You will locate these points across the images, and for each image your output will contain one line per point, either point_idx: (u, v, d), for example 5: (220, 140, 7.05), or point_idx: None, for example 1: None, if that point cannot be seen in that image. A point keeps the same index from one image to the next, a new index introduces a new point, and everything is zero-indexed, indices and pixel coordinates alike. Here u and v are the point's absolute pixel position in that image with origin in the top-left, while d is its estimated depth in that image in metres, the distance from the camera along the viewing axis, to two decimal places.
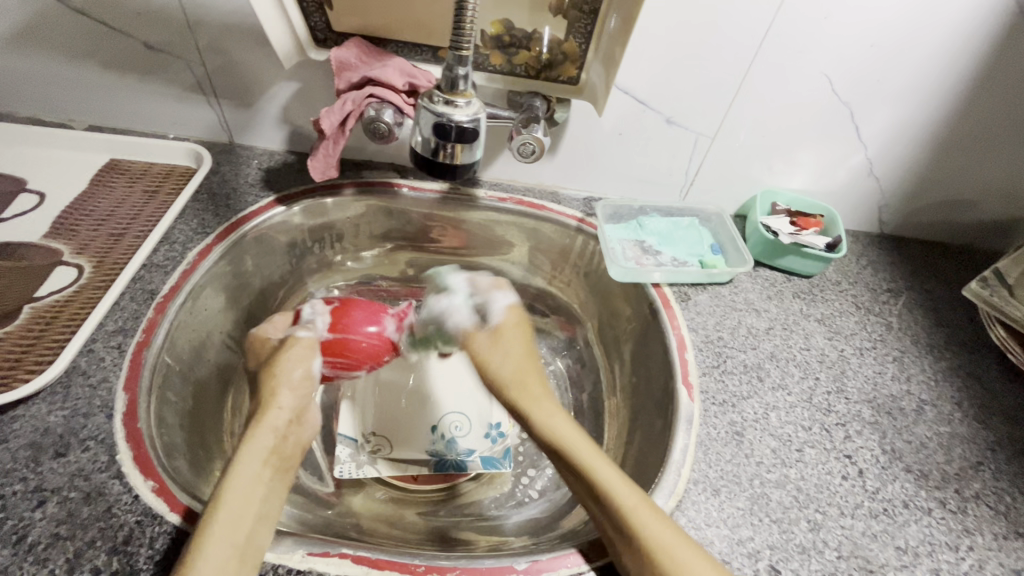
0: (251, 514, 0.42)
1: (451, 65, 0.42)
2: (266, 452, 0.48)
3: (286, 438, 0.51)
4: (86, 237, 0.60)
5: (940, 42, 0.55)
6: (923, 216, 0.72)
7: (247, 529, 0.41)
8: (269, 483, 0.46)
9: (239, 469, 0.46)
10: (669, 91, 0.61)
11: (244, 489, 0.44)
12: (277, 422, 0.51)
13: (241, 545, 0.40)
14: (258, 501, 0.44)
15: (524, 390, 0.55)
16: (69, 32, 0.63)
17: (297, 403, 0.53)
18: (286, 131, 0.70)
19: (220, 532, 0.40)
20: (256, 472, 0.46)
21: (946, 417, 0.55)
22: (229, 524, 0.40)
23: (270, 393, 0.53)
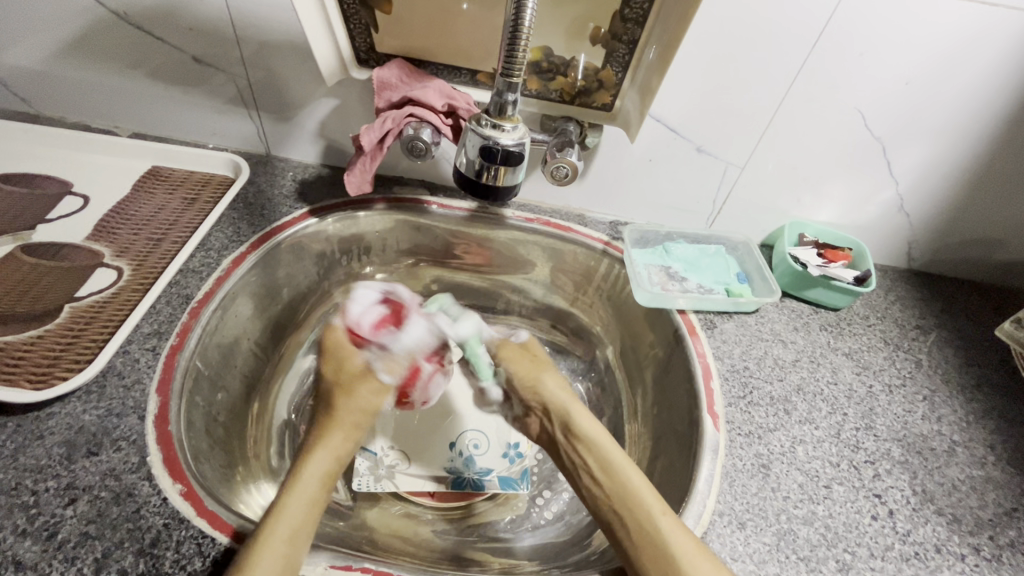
0: (302, 526, 0.42)
1: (501, 91, 0.43)
2: (324, 472, 0.47)
3: (343, 456, 0.50)
4: (126, 241, 0.61)
5: (974, 83, 0.56)
6: (952, 254, 0.72)
7: (297, 542, 0.41)
8: (321, 496, 0.46)
9: (303, 481, 0.46)
10: (701, 120, 0.61)
11: (302, 499, 0.44)
12: (337, 439, 0.50)
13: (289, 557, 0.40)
14: (312, 514, 0.44)
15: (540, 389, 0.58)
16: (125, 45, 0.66)
17: (360, 417, 0.53)
18: (321, 145, 0.72)
19: (274, 547, 0.39)
20: (312, 487, 0.46)
21: (979, 460, 0.54)
22: (282, 536, 0.40)
23: (337, 403, 0.53)
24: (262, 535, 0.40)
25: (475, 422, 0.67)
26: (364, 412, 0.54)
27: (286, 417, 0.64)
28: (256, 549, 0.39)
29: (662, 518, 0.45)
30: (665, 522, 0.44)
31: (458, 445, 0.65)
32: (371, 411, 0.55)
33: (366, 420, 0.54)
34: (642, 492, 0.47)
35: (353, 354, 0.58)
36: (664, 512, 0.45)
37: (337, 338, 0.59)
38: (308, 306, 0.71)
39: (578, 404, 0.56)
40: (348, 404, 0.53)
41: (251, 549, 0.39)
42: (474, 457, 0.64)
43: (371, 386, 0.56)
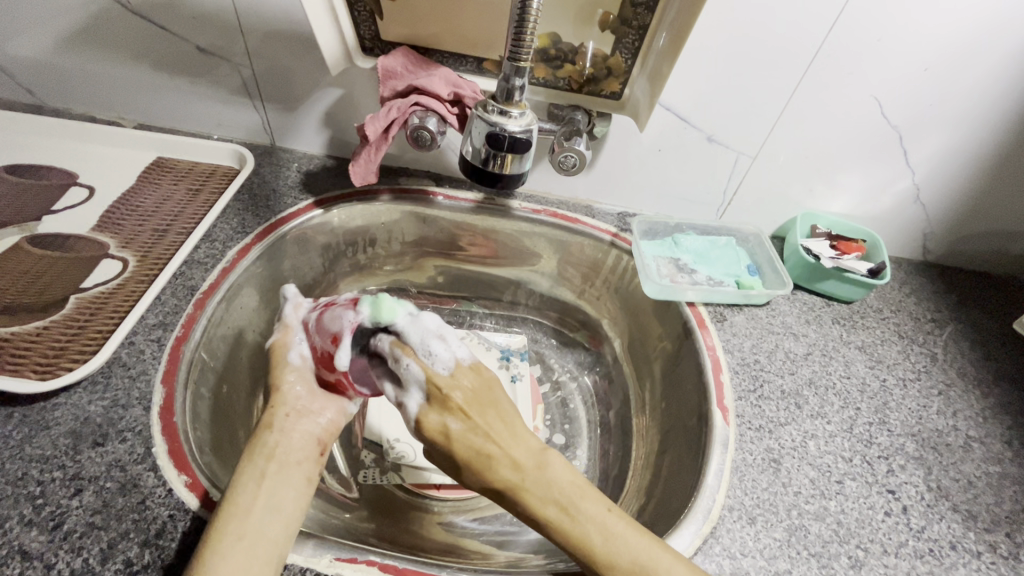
0: (259, 510, 0.40)
1: (509, 76, 0.42)
2: (275, 447, 0.44)
3: (289, 437, 0.45)
4: (132, 232, 0.61)
5: (996, 69, 0.54)
6: (968, 246, 0.70)
7: (252, 525, 0.39)
8: (277, 476, 0.43)
9: (250, 462, 0.43)
10: (712, 108, 0.60)
11: (253, 483, 0.41)
12: (277, 422, 0.46)
13: (247, 541, 0.38)
14: (268, 498, 0.41)
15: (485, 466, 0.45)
16: (128, 34, 0.65)
17: (306, 392, 0.49)
18: (326, 136, 0.71)
19: (230, 539, 0.38)
20: (261, 470, 0.42)
21: (996, 456, 0.53)
22: (237, 524, 0.39)
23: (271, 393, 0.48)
24: (217, 529, 0.38)
25: None
26: (305, 400, 0.49)
27: None
28: (208, 546, 0.38)
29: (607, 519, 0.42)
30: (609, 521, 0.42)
31: None
32: (312, 398, 0.49)
33: (309, 402, 0.49)
34: (574, 496, 0.44)
35: (283, 349, 0.51)
36: (599, 504, 0.43)
37: (276, 342, 0.52)
38: (313, 298, 0.70)
39: (532, 475, 0.45)
40: (282, 392, 0.48)
41: (208, 543, 0.38)
42: None
43: (301, 376, 0.50)
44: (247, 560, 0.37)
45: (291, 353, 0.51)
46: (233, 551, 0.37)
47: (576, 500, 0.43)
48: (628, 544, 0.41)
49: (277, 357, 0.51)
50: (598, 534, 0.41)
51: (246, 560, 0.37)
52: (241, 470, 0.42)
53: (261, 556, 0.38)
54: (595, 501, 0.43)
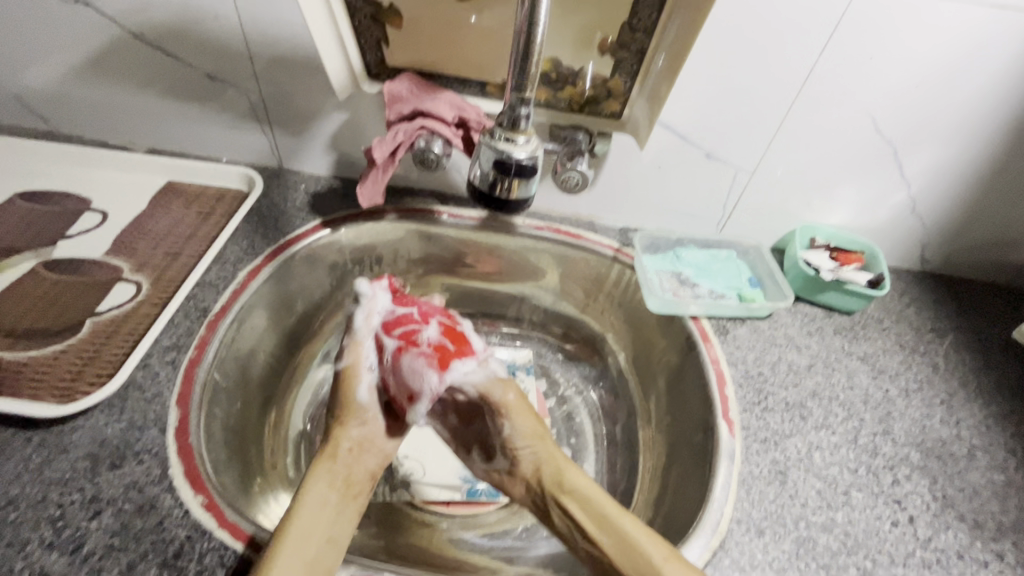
0: (319, 536, 0.43)
1: (514, 105, 0.43)
2: (336, 479, 0.49)
3: (350, 470, 0.50)
4: (145, 255, 0.62)
5: (984, 85, 0.56)
6: (966, 256, 0.71)
7: (316, 548, 0.42)
8: (338, 506, 0.47)
9: (315, 489, 0.47)
10: (710, 126, 0.62)
11: (317, 510, 0.45)
12: (341, 454, 0.51)
13: (309, 563, 0.41)
14: (327, 526, 0.45)
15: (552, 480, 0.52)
16: (141, 63, 0.67)
17: (363, 429, 0.53)
18: (333, 157, 0.73)
19: (292, 558, 0.41)
20: (322, 497, 0.47)
21: (1000, 465, 0.53)
22: (300, 545, 0.42)
23: (338, 423, 0.53)
24: (280, 545, 0.41)
25: None
26: (367, 434, 0.54)
27: (301, 428, 0.65)
28: (271, 556, 0.40)
29: (638, 532, 0.45)
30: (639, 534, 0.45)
31: None
32: (369, 434, 0.54)
33: (370, 436, 0.54)
34: (607, 506, 0.48)
35: (355, 378, 0.55)
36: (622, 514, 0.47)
37: (348, 365, 0.56)
38: (321, 317, 0.71)
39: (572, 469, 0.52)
40: (348, 424, 0.53)
41: (270, 555, 0.40)
42: None
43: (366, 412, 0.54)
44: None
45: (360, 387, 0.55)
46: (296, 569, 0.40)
47: (604, 502, 0.48)
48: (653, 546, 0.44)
49: (349, 385, 0.55)
50: (624, 539, 0.45)
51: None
52: (304, 494, 0.46)
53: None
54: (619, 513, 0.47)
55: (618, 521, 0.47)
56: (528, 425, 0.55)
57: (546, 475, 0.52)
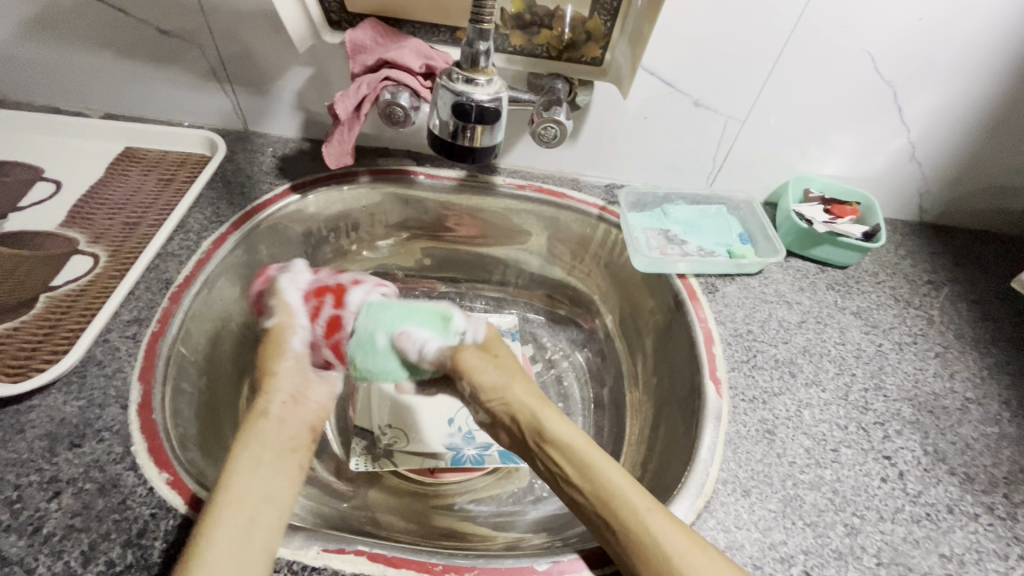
0: (254, 499, 0.40)
1: (473, 40, 0.40)
2: (265, 435, 0.44)
3: (284, 424, 0.46)
4: (102, 226, 0.59)
5: (993, 17, 0.51)
6: (965, 205, 0.68)
7: (250, 515, 0.39)
8: (273, 464, 0.43)
9: (243, 452, 0.42)
10: (697, 71, 0.58)
11: (247, 475, 0.41)
12: (273, 409, 0.46)
13: (245, 531, 0.38)
14: (264, 486, 0.41)
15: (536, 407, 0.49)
16: (85, 19, 0.62)
17: (294, 384, 0.48)
18: (300, 118, 0.69)
19: (226, 527, 0.38)
20: (256, 458, 0.42)
21: (993, 417, 0.52)
22: (232, 514, 0.38)
23: (264, 377, 0.48)
24: (214, 516, 0.38)
25: None
26: (300, 384, 0.48)
27: None
28: (205, 532, 0.37)
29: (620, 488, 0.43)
30: (621, 483, 0.43)
31: (457, 420, 0.65)
32: (305, 383, 0.49)
33: (302, 388, 0.48)
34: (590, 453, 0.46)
35: (287, 330, 0.52)
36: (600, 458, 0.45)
37: (278, 323, 0.52)
38: None
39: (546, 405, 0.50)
40: (277, 377, 0.48)
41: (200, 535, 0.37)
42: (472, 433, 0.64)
43: (298, 362, 0.50)
44: (243, 552, 0.37)
45: (292, 338, 0.52)
46: (227, 545, 0.37)
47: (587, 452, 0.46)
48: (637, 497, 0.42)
49: (277, 339, 0.51)
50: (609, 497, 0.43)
51: (242, 551, 0.37)
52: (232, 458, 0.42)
53: (258, 545, 0.38)
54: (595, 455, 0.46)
55: (605, 471, 0.44)
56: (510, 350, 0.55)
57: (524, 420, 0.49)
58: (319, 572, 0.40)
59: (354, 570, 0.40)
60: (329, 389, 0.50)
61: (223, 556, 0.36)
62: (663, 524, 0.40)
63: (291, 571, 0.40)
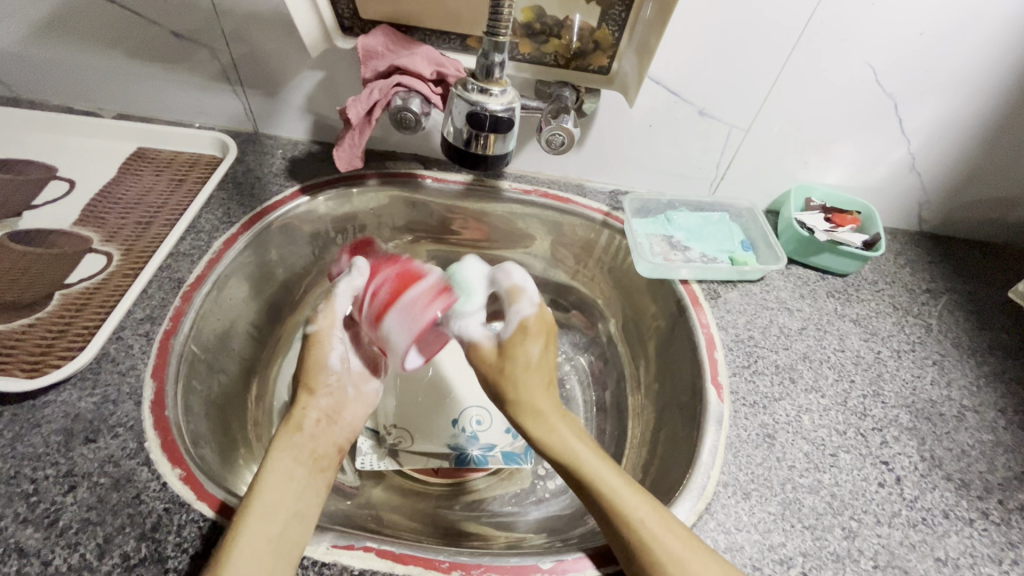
0: (286, 509, 0.41)
1: (488, 52, 0.41)
2: (299, 450, 0.46)
3: (316, 442, 0.47)
4: (115, 225, 0.60)
5: (992, 32, 0.52)
6: (965, 215, 0.69)
7: (280, 523, 0.40)
8: (303, 479, 0.44)
9: (278, 462, 0.44)
10: (703, 80, 0.59)
11: (280, 483, 0.42)
12: (308, 425, 0.48)
13: (274, 536, 0.39)
14: (295, 497, 0.42)
15: (525, 406, 0.49)
16: (101, 22, 0.63)
17: (329, 403, 0.51)
18: (310, 121, 0.70)
19: (259, 530, 0.39)
20: (289, 471, 0.44)
21: (989, 425, 0.53)
22: (264, 520, 0.39)
23: (304, 392, 0.50)
24: (245, 521, 0.39)
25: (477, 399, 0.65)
26: (336, 402, 0.51)
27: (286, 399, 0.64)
28: (236, 532, 0.38)
29: (621, 486, 0.43)
30: (617, 483, 0.43)
31: (461, 421, 0.64)
32: (339, 403, 0.52)
33: (338, 407, 0.51)
34: (584, 452, 0.46)
35: (325, 343, 0.53)
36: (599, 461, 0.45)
37: (319, 330, 0.53)
38: (303, 286, 0.69)
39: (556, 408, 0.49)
40: (315, 394, 0.50)
41: (229, 537, 0.38)
42: (477, 434, 0.63)
43: (338, 379, 0.52)
44: (270, 560, 0.38)
45: (330, 355, 0.53)
46: (256, 547, 0.38)
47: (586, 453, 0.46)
48: (633, 497, 0.42)
49: (316, 355, 0.52)
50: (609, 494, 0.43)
51: (271, 559, 0.38)
52: (268, 467, 0.44)
53: (285, 553, 0.39)
54: (593, 459, 0.46)
55: (601, 472, 0.44)
56: (541, 351, 0.51)
57: (527, 407, 0.48)
58: (328, 568, 0.41)
59: (363, 566, 0.41)
60: (363, 406, 0.54)
61: (253, 561, 0.37)
62: (663, 527, 0.40)
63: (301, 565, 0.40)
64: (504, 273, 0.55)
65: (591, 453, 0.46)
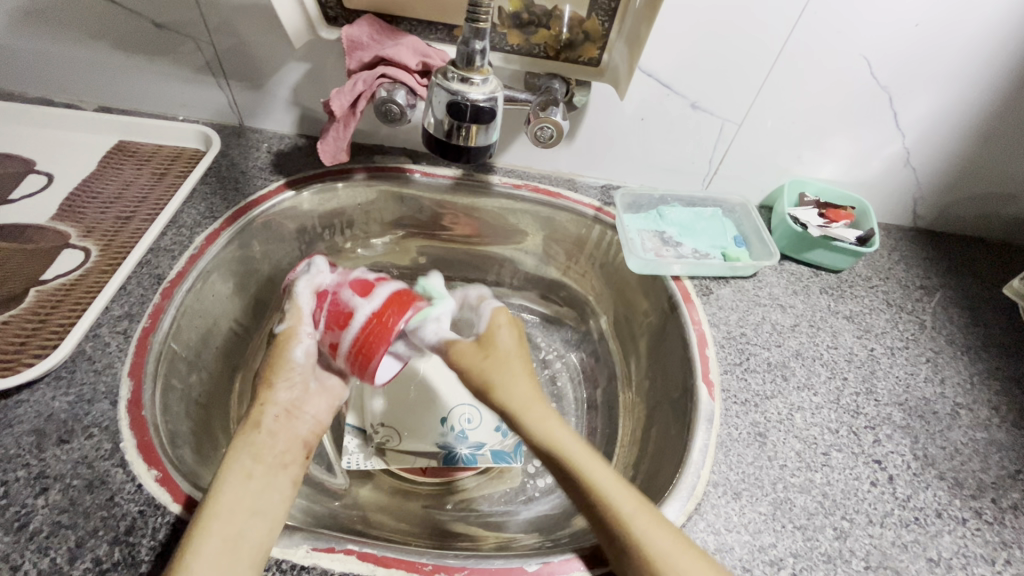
0: (244, 511, 0.40)
1: (468, 39, 0.40)
2: (258, 447, 0.45)
3: (276, 438, 0.46)
4: (94, 220, 0.59)
5: (989, 24, 0.51)
6: (960, 211, 0.69)
7: (240, 525, 0.39)
8: (262, 477, 0.43)
9: (234, 462, 0.43)
10: (695, 74, 0.58)
11: (237, 484, 0.41)
12: (266, 421, 0.47)
13: (233, 540, 0.38)
14: (254, 498, 0.41)
15: (511, 397, 0.47)
16: (78, 11, 0.61)
17: (291, 397, 0.49)
18: (296, 114, 0.68)
19: (215, 537, 0.38)
20: (247, 470, 0.43)
21: (983, 423, 0.52)
22: (221, 523, 0.38)
23: (265, 387, 0.49)
24: (200, 527, 0.38)
25: (466, 396, 0.63)
26: (297, 398, 0.50)
27: None
28: (191, 540, 0.37)
29: (617, 490, 0.41)
30: (613, 487, 0.42)
31: (450, 419, 0.62)
32: (300, 398, 0.50)
33: (299, 401, 0.50)
34: (576, 451, 0.44)
35: (293, 338, 0.52)
36: (591, 458, 0.44)
37: (288, 328, 0.52)
38: (289, 282, 0.68)
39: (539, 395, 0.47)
40: (275, 389, 0.49)
41: (185, 546, 0.37)
42: (465, 433, 0.62)
43: (302, 373, 0.51)
44: (230, 564, 0.37)
45: (296, 349, 0.52)
46: (213, 554, 0.37)
47: (580, 456, 0.44)
48: (627, 500, 0.41)
49: (283, 349, 0.51)
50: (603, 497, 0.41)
51: (229, 562, 0.37)
52: (224, 468, 0.42)
53: (246, 556, 0.38)
54: (588, 456, 0.44)
55: (595, 475, 0.42)
56: (514, 338, 0.51)
57: (513, 395, 0.47)
58: (308, 572, 0.40)
59: (343, 569, 0.40)
60: (327, 402, 0.52)
61: (211, 565, 0.36)
62: (657, 528, 0.40)
63: (280, 569, 0.39)
64: (473, 290, 0.58)
65: (583, 451, 0.44)
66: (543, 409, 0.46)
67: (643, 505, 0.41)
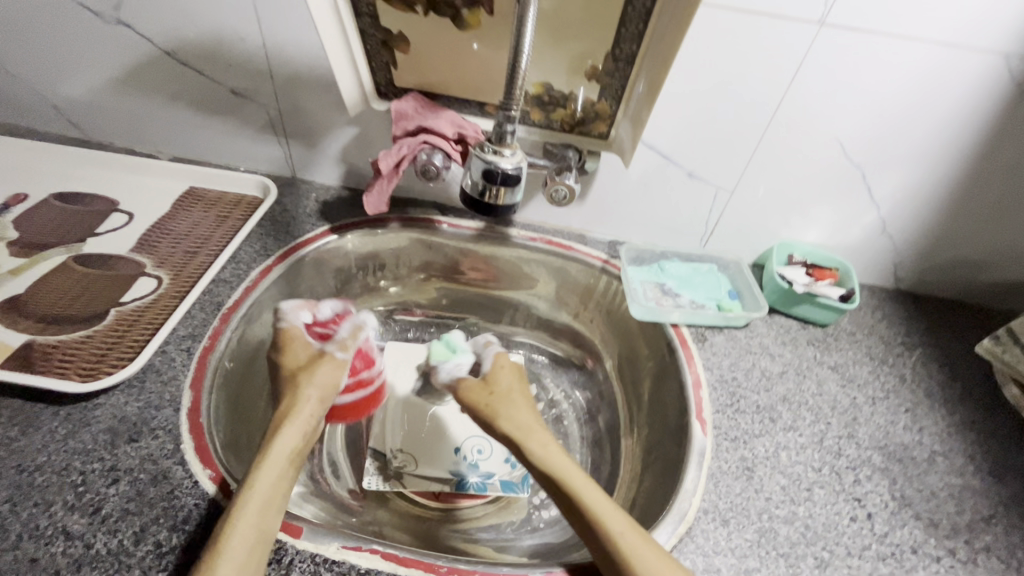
0: (277, 502, 0.45)
1: (501, 122, 0.49)
2: (293, 449, 0.49)
3: (305, 443, 0.51)
4: (166, 253, 0.67)
5: (942, 116, 0.60)
6: (937, 276, 0.75)
7: (274, 513, 0.44)
8: (291, 476, 0.48)
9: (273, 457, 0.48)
10: (691, 149, 0.67)
11: (275, 477, 0.46)
12: (301, 425, 0.52)
13: (266, 525, 0.43)
14: (283, 492, 0.46)
15: (516, 425, 0.54)
16: (170, 79, 0.73)
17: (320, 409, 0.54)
18: (343, 169, 0.79)
19: (256, 519, 0.43)
20: (282, 467, 0.47)
21: (959, 470, 0.57)
22: (258, 508, 0.43)
23: (300, 396, 0.54)
24: (242, 509, 0.43)
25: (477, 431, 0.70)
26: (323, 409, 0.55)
27: None
28: (234, 519, 0.42)
29: (606, 512, 0.46)
30: (605, 510, 0.46)
31: (462, 450, 0.69)
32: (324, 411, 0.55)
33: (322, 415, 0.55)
34: (572, 474, 0.50)
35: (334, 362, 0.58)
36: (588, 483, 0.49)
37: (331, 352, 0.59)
38: None
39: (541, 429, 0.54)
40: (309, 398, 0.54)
41: (228, 522, 0.42)
42: (477, 463, 0.68)
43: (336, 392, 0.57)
44: (262, 548, 0.42)
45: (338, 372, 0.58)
46: (250, 534, 0.42)
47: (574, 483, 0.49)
48: (618, 521, 0.45)
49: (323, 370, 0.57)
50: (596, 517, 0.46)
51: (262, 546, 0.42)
52: (264, 461, 0.47)
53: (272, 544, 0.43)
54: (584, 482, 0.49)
55: (588, 498, 0.47)
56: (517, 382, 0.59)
57: (517, 425, 0.54)
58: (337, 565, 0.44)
59: (369, 566, 0.45)
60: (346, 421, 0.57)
61: (250, 544, 0.41)
62: (637, 553, 0.43)
63: (313, 561, 0.44)
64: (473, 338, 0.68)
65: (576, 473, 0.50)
66: (545, 438, 0.53)
67: (628, 528, 0.45)
